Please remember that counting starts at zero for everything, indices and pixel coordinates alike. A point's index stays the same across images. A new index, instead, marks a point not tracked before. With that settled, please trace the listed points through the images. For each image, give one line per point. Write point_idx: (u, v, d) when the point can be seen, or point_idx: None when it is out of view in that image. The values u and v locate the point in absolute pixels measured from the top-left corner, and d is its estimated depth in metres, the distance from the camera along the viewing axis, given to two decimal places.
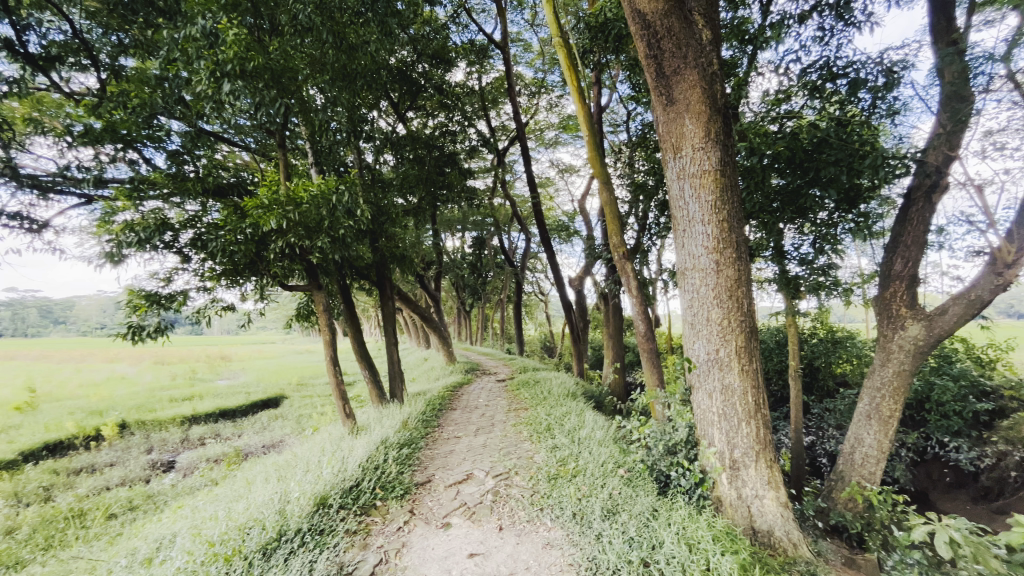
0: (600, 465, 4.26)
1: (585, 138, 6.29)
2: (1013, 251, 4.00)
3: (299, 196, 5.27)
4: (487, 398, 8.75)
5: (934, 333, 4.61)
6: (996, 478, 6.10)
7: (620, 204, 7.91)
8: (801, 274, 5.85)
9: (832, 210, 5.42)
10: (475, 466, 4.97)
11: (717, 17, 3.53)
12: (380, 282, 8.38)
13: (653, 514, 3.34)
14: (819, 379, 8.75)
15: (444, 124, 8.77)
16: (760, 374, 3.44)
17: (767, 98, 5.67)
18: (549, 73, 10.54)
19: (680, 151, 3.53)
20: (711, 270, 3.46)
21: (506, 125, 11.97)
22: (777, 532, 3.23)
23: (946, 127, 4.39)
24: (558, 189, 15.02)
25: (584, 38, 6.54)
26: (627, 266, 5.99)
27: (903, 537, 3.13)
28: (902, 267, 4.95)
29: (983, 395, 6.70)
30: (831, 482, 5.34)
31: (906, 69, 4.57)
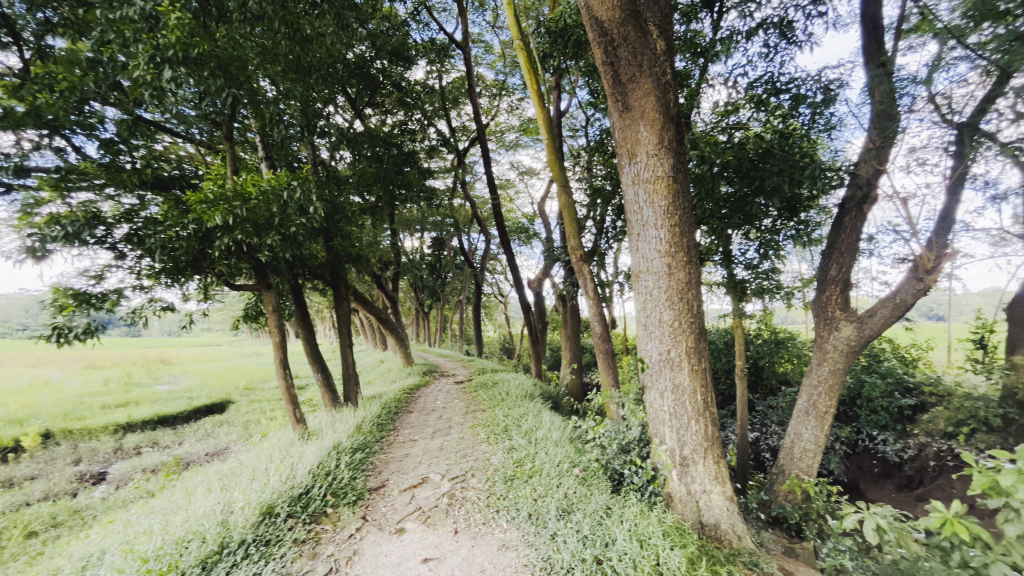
0: (556, 465, 4.30)
1: (545, 141, 6.36)
2: (933, 258, 4.36)
3: (248, 191, 5.03)
4: (444, 400, 8.66)
5: (864, 334, 4.95)
6: (918, 468, 6.61)
7: (578, 207, 8.05)
8: (747, 278, 6.13)
9: (775, 218, 5.72)
10: (431, 469, 4.90)
11: (671, 29, 3.66)
12: (334, 282, 8.13)
13: (607, 512, 3.40)
14: (763, 377, 9.22)
15: (403, 122, 8.63)
16: (709, 373, 3.57)
17: (717, 109, 5.93)
18: (510, 76, 10.59)
19: (635, 157, 3.62)
20: (663, 273, 3.57)
21: (467, 126, 11.93)
22: (723, 525, 3.38)
23: (876, 143, 4.73)
24: (518, 192, 15.10)
25: (544, 42, 6.61)
26: (584, 269, 6.08)
27: (836, 526, 3.35)
28: (837, 272, 5.27)
29: (907, 391, 7.27)
30: (773, 475, 5.62)
31: (841, 87, 4.90)
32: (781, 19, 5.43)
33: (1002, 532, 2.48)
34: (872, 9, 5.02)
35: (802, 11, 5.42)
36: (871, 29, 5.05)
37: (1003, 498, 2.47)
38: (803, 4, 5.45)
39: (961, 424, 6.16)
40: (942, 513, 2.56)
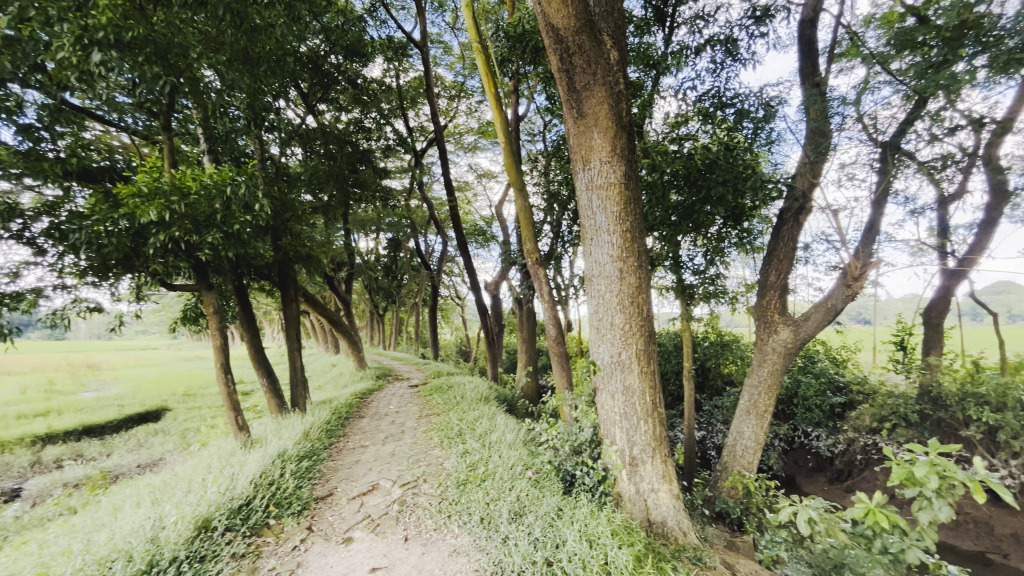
0: (509, 468, 4.30)
1: (502, 146, 6.38)
2: (860, 266, 4.70)
3: (187, 185, 4.75)
4: (397, 405, 8.48)
5: (800, 337, 5.26)
6: (847, 461, 7.06)
7: (535, 211, 8.12)
8: (694, 282, 6.37)
9: (721, 226, 5.99)
10: (382, 476, 4.78)
11: (624, 40, 3.75)
12: (283, 282, 7.80)
13: (558, 513, 3.43)
14: (709, 378, 9.62)
15: (358, 120, 8.42)
16: (658, 375, 3.69)
17: (668, 120, 6.16)
18: (469, 78, 10.56)
19: (589, 163, 3.69)
20: (615, 277, 3.65)
21: (425, 126, 11.79)
22: (669, 522, 3.48)
23: (810, 158, 5.05)
24: (476, 194, 15.08)
25: (503, 46, 6.64)
26: (540, 273, 6.12)
27: (773, 518, 3.54)
28: (776, 278, 5.58)
29: (838, 390, 7.76)
30: (717, 473, 5.87)
31: (780, 104, 5.21)
32: (727, 37, 5.71)
33: (916, 519, 2.70)
34: (808, 33, 5.38)
35: (746, 31, 5.73)
36: (807, 51, 5.40)
37: (918, 488, 2.68)
38: (746, 24, 5.76)
39: (883, 419, 6.68)
40: (864, 503, 2.77)
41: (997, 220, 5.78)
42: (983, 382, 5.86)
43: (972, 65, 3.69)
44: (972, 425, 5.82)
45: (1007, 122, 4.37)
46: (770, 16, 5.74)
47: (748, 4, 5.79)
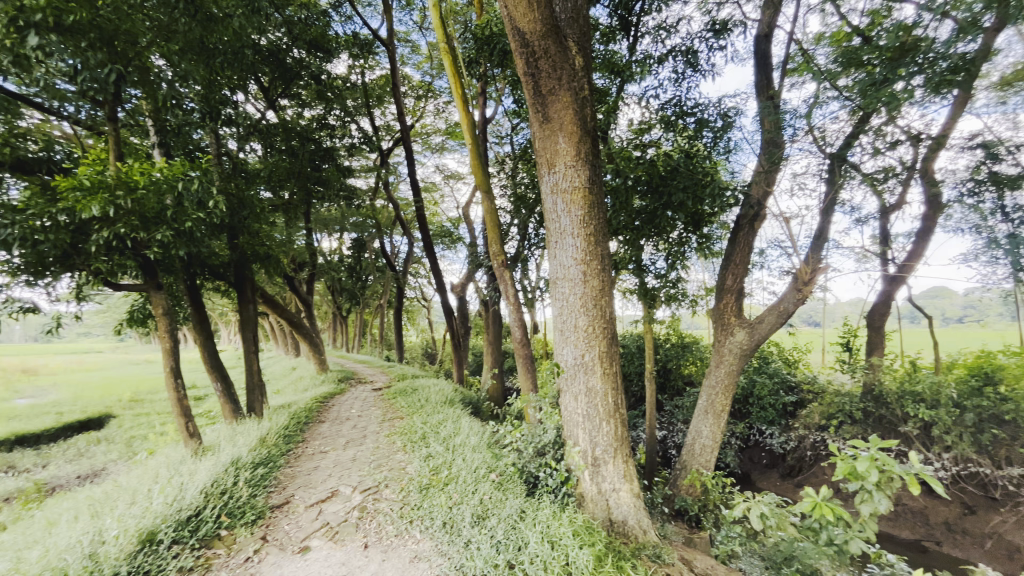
0: (473, 471, 4.27)
1: (469, 147, 6.35)
2: (809, 271, 4.95)
3: (134, 180, 4.50)
4: (360, 409, 8.29)
5: (754, 339, 5.48)
6: (798, 457, 7.39)
7: (502, 214, 8.12)
8: (656, 285, 6.52)
9: (682, 231, 6.16)
10: (342, 482, 4.66)
11: (589, 47, 3.81)
12: (239, 283, 7.49)
13: (521, 516, 3.44)
14: (671, 379, 9.86)
15: (322, 116, 8.20)
16: (620, 376, 3.75)
17: (632, 127, 6.30)
18: (436, 78, 10.47)
19: (554, 167, 3.73)
20: (578, 280, 3.70)
21: (391, 125, 11.59)
22: (630, 521, 3.54)
23: (764, 168, 5.29)
24: (444, 195, 14.96)
25: (471, 48, 6.62)
26: (505, 275, 6.13)
27: (729, 514, 3.66)
28: (732, 282, 5.80)
29: (790, 389, 8.10)
30: (676, 471, 6.02)
31: (737, 116, 5.41)
32: (688, 48, 5.89)
33: (859, 511, 2.85)
34: (763, 48, 5.62)
35: (706, 43, 5.93)
36: (762, 65, 5.64)
37: (859, 482, 2.83)
38: (706, 37, 5.97)
39: (831, 417, 7.03)
40: (812, 498, 2.91)
41: (932, 229, 6.21)
42: (919, 381, 6.27)
43: (911, 84, 3.95)
44: (910, 421, 6.22)
45: (941, 139, 4.71)
46: (728, 30, 5.96)
47: (708, 17, 6.00)
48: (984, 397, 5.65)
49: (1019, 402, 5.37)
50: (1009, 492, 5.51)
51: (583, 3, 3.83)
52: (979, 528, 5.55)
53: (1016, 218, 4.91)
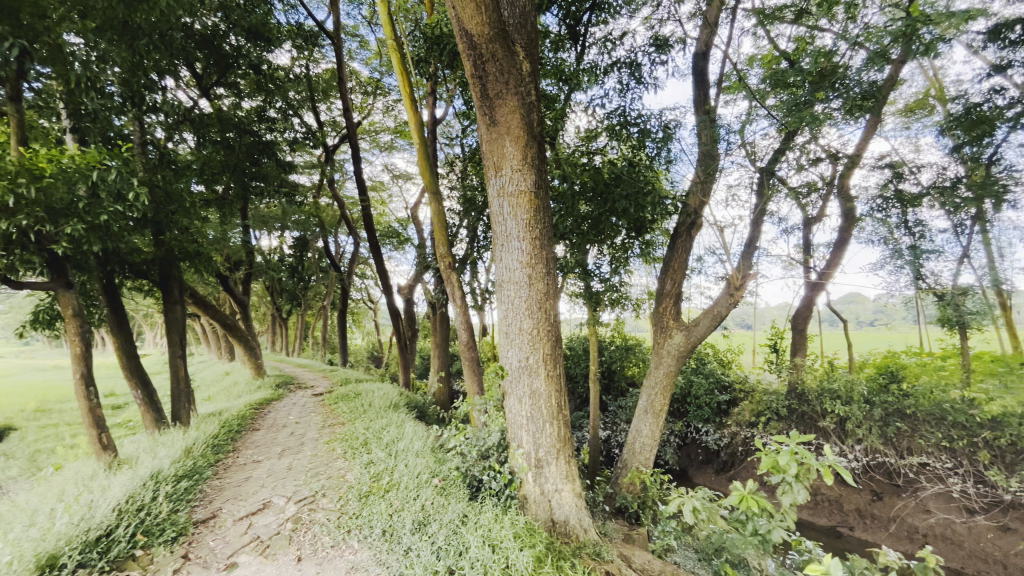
0: (415, 476, 4.18)
1: (417, 148, 6.26)
2: (741, 277, 5.27)
3: (39, 167, 4.05)
4: (298, 415, 7.91)
5: (691, 340, 5.74)
6: (731, 453, 7.89)
7: (451, 215, 8.05)
8: (600, 289, 6.64)
9: (625, 236, 6.35)
10: (275, 492, 4.42)
11: (536, 53, 3.85)
12: (163, 282, 6.96)
13: (463, 520, 3.41)
14: (614, 380, 10.14)
15: (261, 108, 7.77)
16: (563, 378, 3.81)
17: (579, 134, 6.45)
18: (386, 75, 10.23)
19: (500, 170, 3.74)
20: (524, 283, 3.73)
21: (337, 121, 11.20)
22: (571, 521, 3.59)
23: (701, 178, 5.59)
24: (392, 195, 14.61)
25: (421, 47, 6.55)
26: (452, 277, 6.08)
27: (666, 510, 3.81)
28: (671, 287, 6.05)
29: (724, 387, 8.44)
30: (618, 469, 6.20)
31: (677, 128, 5.67)
32: (632, 61, 6.11)
33: (780, 502, 3.04)
34: (701, 65, 5.92)
35: (649, 57, 6.17)
36: (700, 81, 5.95)
37: (781, 474, 3.03)
38: (649, 51, 6.21)
39: (760, 414, 7.48)
40: (739, 491, 3.08)
41: (847, 240, 6.78)
42: (836, 380, 6.83)
43: (829, 107, 4.32)
44: (828, 416, 6.73)
45: (855, 158, 5.17)
46: (669, 46, 6.24)
47: (651, 33, 6.26)
48: (890, 392, 6.32)
49: (918, 397, 6.04)
50: (909, 479, 6.07)
51: (531, 10, 3.87)
52: (885, 513, 6.09)
53: (917, 231, 5.50)
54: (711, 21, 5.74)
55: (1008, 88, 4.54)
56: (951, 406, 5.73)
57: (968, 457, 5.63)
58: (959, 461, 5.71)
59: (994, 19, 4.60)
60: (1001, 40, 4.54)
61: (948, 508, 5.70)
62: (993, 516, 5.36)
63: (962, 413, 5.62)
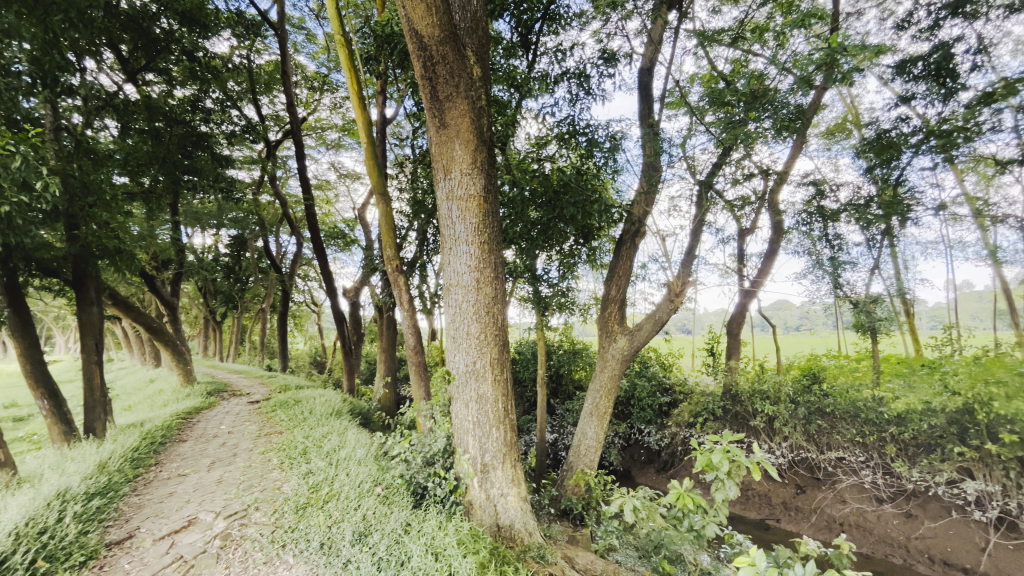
0: (357, 485, 4.03)
1: (365, 147, 6.09)
2: (680, 283, 5.55)
3: None
4: (230, 425, 7.44)
5: (634, 345, 5.96)
6: (670, 453, 8.22)
7: (400, 218, 7.90)
8: (548, 294, 6.70)
9: (573, 242, 6.46)
10: (202, 508, 4.13)
11: (487, 59, 3.85)
12: (77, 280, 6.35)
13: (405, 529, 3.34)
14: (562, 384, 10.29)
15: (195, 98, 7.25)
16: (510, 383, 3.82)
17: (529, 141, 6.53)
18: (334, 71, 9.92)
19: (449, 173, 3.72)
20: (472, 286, 3.72)
21: (281, 115, 10.70)
22: (516, 525, 3.60)
23: (646, 189, 5.82)
24: (339, 195, 14.13)
25: (370, 45, 6.40)
26: (400, 280, 5.96)
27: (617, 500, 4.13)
28: (616, 292, 6.22)
29: (665, 390, 8.77)
30: (563, 472, 6.28)
31: (623, 139, 5.88)
32: (581, 72, 6.28)
33: (714, 498, 3.19)
34: (646, 80, 6.18)
35: (597, 69, 6.37)
36: (645, 96, 6.20)
37: (714, 471, 3.18)
38: (597, 64, 6.41)
39: (698, 415, 7.83)
40: (677, 489, 3.21)
41: (776, 251, 7.26)
42: (765, 381, 7.28)
43: (761, 126, 4.62)
44: (758, 416, 7.14)
45: (784, 174, 5.56)
46: (616, 60, 6.46)
47: (600, 46, 6.46)
48: (812, 392, 6.80)
49: (836, 396, 6.55)
50: (828, 472, 6.55)
51: (482, 15, 3.88)
52: (807, 505, 6.54)
53: (835, 244, 6.00)
54: (655, 39, 6.02)
55: (913, 117, 5.09)
56: (864, 405, 6.25)
57: (878, 450, 6.17)
58: (870, 455, 6.23)
59: (900, 55, 5.16)
60: (907, 74, 5.07)
61: (861, 498, 6.21)
62: (898, 504, 5.90)
63: (872, 411, 6.15)
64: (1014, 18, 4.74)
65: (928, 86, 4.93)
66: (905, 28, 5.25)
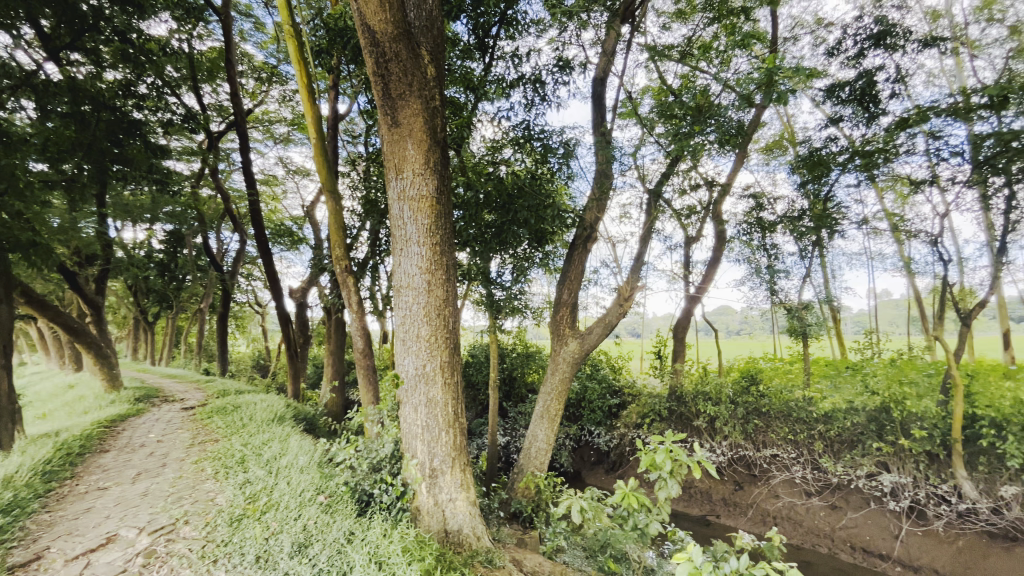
0: (297, 494, 3.86)
1: (314, 142, 5.86)
2: (629, 288, 5.72)
3: None
4: (160, 433, 6.94)
5: (585, 348, 6.07)
6: (619, 453, 8.41)
7: (351, 216, 7.67)
8: (502, 297, 6.67)
9: (527, 245, 6.40)
10: (124, 524, 3.82)
11: (441, 59, 3.81)
12: None
13: (348, 538, 3.23)
14: (515, 387, 10.34)
15: (128, 82, 6.75)
16: (460, 386, 3.78)
17: (485, 144, 6.52)
18: (283, 62, 9.52)
19: (401, 173, 3.65)
20: (422, 289, 3.66)
21: (224, 106, 10.14)
22: (465, 530, 3.56)
23: (597, 197, 5.97)
24: (286, 191, 13.56)
25: (322, 38, 6.19)
26: (348, 281, 5.78)
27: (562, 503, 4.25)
28: (567, 296, 6.31)
29: (614, 392, 8.99)
30: (514, 475, 6.28)
31: (576, 146, 5.99)
32: (535, 79, 6.35)
33: (657, 497, 3.28)
34: (599, 90, 6.33)
35: (552, 76, 6.45)
36: (598, 105, 6.35)
37: (657, 471, 3.26)
38: (552, 71, 6.50)
39: (645, 416, 8.08)
40: (622, 489, 3.27)
41: (719, 259, 7.63)
42: (708, 383, 7.59)
43: (706, 138, 4.84)
44: (700, 416, 7.44)
45: (726, 186, 5.85)
46: (571, 68, 6.58)
47: (556, 54, 6.56)
48: (750, 393, 7.16)
49: (771, 397, 6.92)
50: (763, 469, 6.91)
51: (437, 14, 3.83)
52: (744, 500, 6.89)
53: (772, 253, 6.37)
54: (609, 50, 6.18)
55: (841, 137, 5.50)
56: (796, 405, 6.65)
57: (807, 447, 6.56)
58: (801, 451, 6.61)
59: (830, 80, 5.56)
60: (835, 98, 5.47)
61: (792, 492, 6.60)
62: (824, 497, 6.31)
63: (803, 410, 6.55)
64: (926, 52, 5.25)
65: (854, 109, 5.36)
66: (835, 55, 5.67)
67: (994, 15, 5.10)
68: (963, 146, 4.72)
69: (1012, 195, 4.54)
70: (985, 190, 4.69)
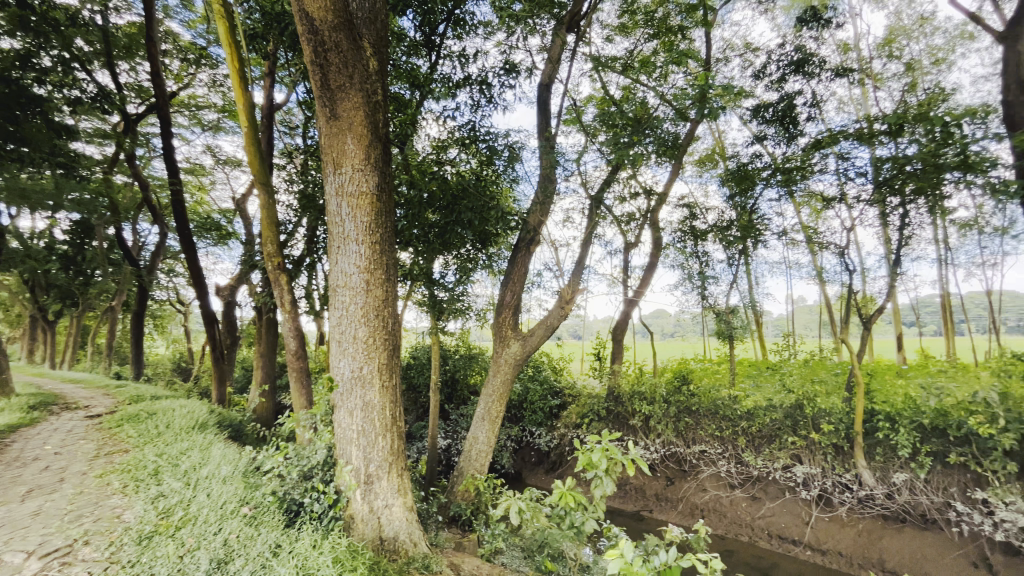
0: (218, 506, 3.59)
1: (245, 130, 5.50)
2: (570, 291, 5.83)
3: None
4: (58, 445, 6.23)
5: (527, 349, 6.12)
6: (558, 453, 8.56)
7: (285, 211, 7.28)
8: (445, 298, 6.58)
9: (471, 247, 6.39)
10: (9, 548, 3.38)
11: (385, 52, 3.70)
12: None
13: (274, 552, 3.05)
14: (457, 389, 10.24)
15: (27, 53, 6.02)
16: (398, 389, 3.68)
17: (430, 142, 6.44)
18: (214, 44, 8.90)
19: (340, 168, 3.51)
20: (360, 288, 3.53)
21: (144, 86, 9.32)
22: (400, 536, 3.47)
23: (541, 200, 6.06)
24: (214, 182, 12.66)
25: (257, 22, 5.86)
26: (281, 278, 5.48)
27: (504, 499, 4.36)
28: (510, 298, 6.32)
29: (556, 392, 9.13)
30: (453, 478, 6.20)
31: (520, 149, 6.04)
32: (482, 81, 6.35)
33: (593, 494, 3.35)
34: (545, 96, 6.42)
35: (499, 79, 6.48)
36: (543, 111, 6.44)
37: (594, 470, 3.34)
38: (499, 73, 6.53)
39: (584, 416, 8.27)
40: (560, 489, 3.33)
41: (655, 264, 7.97)
42: (643, 383, 7.89)
43: (644, 148, 5.04)
44: (636, 415, 7.73)
45: (663, 196, 6.13)
46: (517, 72, 6.63)
47: (503, 57, 6.59)
48: (681, 392, 7.51)
49: (700, 396, 7.29)
50: (693, 464, 7.27)
51: (381, 6, 3.73)
52: (674, 494, 7.24)
53: (703, 260, 6.74)
54: (554, 57, 6.29)
55: (765, 154, 5.91)
56: (722, 403, 7.04)
57: (732, 443, 6.96)
58: (726, 447, 7.01)
59: (756, 101, 5.98)
60: (761, 117, 5.89)
61: (718, 485, 7.00)
62: (746, 489, 6.75)
63: (728, 408, 6.95)
64: (838, 81, 5.77)
65: (776, 129, 5.79)
66: (760, 78, 6.11)
67: (893, 52, 5.68)
68: (866, 168, 5.23)
69: (906, 213, 5.07)
70: (883, 209, 5.18)
